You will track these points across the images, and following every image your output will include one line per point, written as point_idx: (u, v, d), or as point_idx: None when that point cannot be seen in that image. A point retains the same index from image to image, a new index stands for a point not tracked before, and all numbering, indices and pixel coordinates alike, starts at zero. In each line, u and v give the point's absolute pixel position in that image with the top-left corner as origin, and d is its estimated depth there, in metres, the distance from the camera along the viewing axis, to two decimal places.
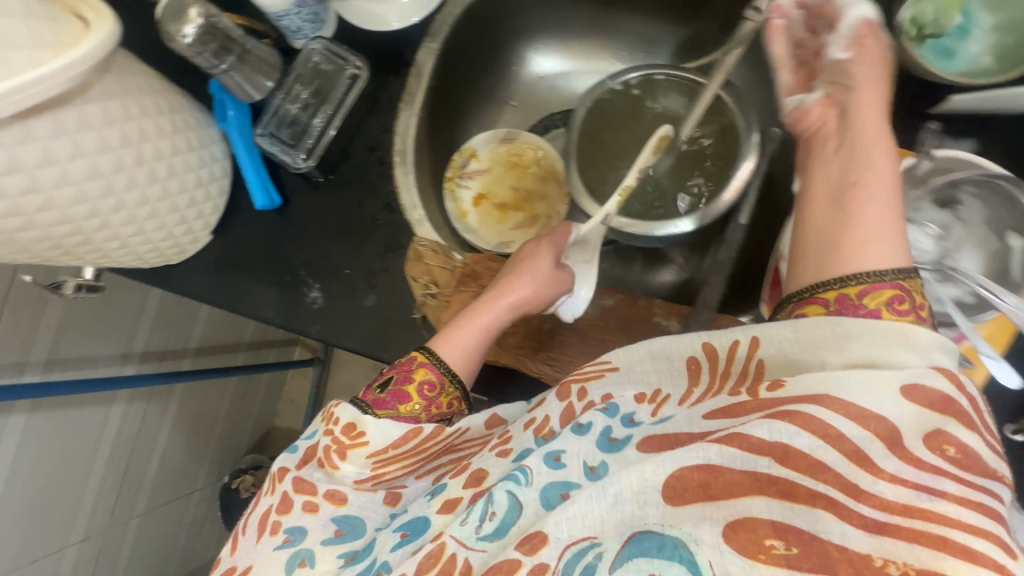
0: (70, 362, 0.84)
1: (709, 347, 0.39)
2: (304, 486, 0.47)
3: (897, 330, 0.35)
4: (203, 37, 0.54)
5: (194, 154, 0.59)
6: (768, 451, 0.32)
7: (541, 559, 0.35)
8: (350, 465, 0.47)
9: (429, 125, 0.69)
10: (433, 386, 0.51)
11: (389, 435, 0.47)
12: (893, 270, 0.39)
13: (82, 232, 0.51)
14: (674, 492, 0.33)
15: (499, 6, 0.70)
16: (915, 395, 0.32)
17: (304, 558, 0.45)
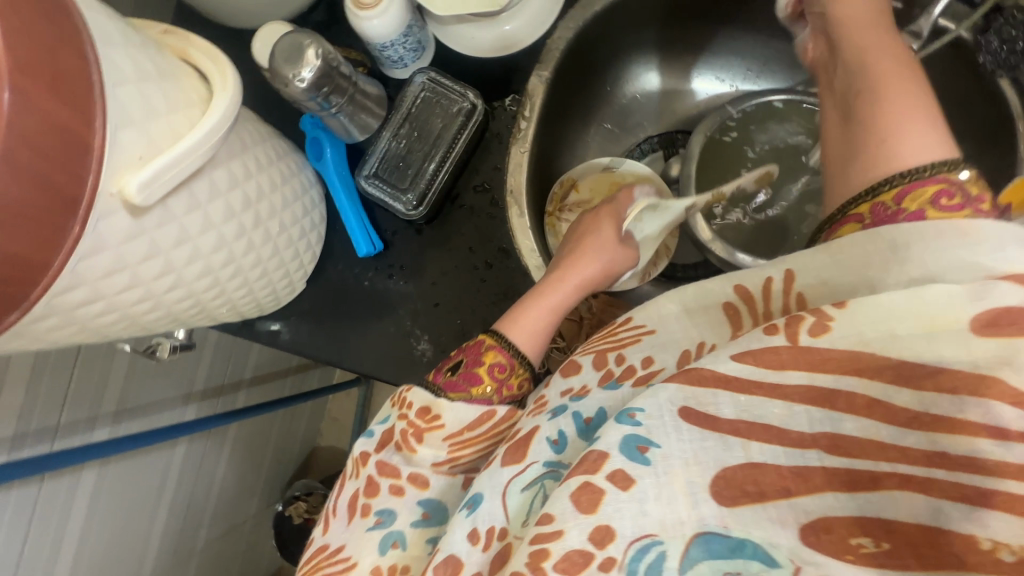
0: (137, 410, 0.80)
1: (739, 289, 0.35)
2: (386, 467, 0.43)
3: (943, 232, 0.31)
4: (320, 80, 0.48)
5: (299, 204, 0.54)
6: (814, 442, 0.28)
7: (608, 553, 0.29)
8: (428, 448, 0.43)
9: (536, 159, 0.63)
10: (504, 366, 0.46)
11: (467, 417, 0.43)
12: (922, 164, 0.34)
13: (198, 303, 0.47)
14: (724, 495, 0.29)
15: (609, 26, 0.64)
16: (978, 322, 0.27)
17: (396, 541, 0.41)
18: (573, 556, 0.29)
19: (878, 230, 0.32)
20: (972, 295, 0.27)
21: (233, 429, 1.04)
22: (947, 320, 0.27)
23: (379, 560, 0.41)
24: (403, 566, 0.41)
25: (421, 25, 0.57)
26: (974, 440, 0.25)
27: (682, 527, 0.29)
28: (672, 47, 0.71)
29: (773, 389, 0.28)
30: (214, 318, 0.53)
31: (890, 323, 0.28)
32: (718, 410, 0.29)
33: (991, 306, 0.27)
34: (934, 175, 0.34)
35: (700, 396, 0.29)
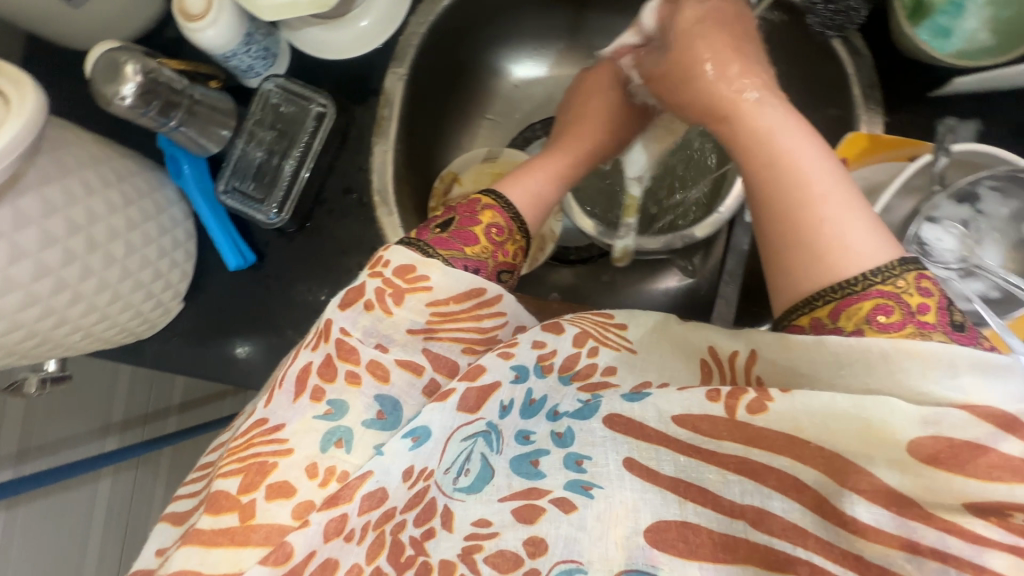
0: (45, 448, 0.78)
1: (712, 352, 0.34)
2: (346, 350, 0.36)
3: (894, 357, 0.28)
4: (145, 96, 0.48)
5: (152, 223, 0.53)
6: (741, 513, 0.31)
7: (536, 565, 0.35)
8: (405, 312, 0.37)
9: (405, 154, 0.64)
10: (496, 228, 0.45)
11: (456, 287, 0.38)
12: (861, 274, 0.31)
13: (38, 334, 0.46)
14: (657, 539, 0.33)
15: (467, 16, 0.64)
16: (914, 450, 0.26)
17: (341, 440, 0.35)
18: (508, 554, 0.35)
19: (830, 341, 0.29)
20: (900, 427, 0.26)
21: (166, 456, 1.02)
22: (886, 433, 0.27)
23: (317, 458, 0.34)
24: (341, 469, 0.34)
25: (266, 31, 0.56)
26: (887, 553, 0.27)
27: (610, 563, 0.34)
28: (543, 34, 0.71)
29: (710, 455, 0.31)
30: (74, 347, 0.53)
31: (825, 417, 0.27)
32: (658, 465, 0.33)
33: (931, 435, 0.26)
34: (886, 283, 0.31)
35: (644, 449, 0.33)
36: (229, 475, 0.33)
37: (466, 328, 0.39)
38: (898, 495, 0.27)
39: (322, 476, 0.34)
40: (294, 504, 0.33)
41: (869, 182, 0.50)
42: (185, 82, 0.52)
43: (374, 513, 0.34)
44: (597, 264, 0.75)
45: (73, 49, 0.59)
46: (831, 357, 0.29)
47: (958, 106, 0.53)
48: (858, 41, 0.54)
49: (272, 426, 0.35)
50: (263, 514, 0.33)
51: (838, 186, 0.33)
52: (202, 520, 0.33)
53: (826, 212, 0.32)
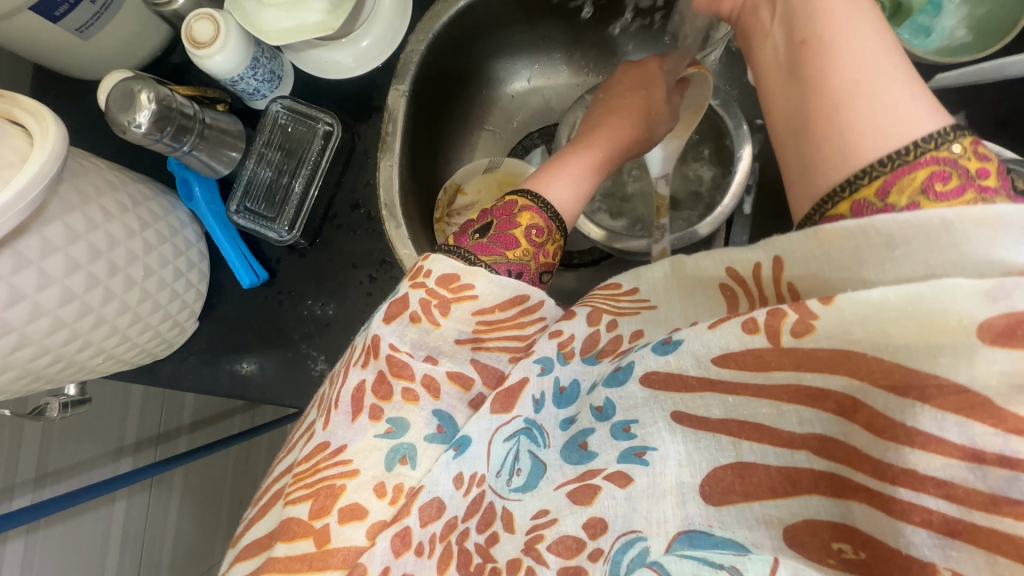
0: (62, 472, 0.78)
1: (732, 273, 0.31)
2: (398, 365, 0.37)
3: (957, 226, 0.25)
4: (159, 122, 0.49)
5: (168, 245, 0.55)
6: (803, 444, 0.28)
7: (599, 544, 0.33)
8: (451, 322, 0.38)
9: (409, 167, 0.65)
10: (536, 228, 0.45)
11: (501, 295, 0.39)
12: (912, 143, 0.29)
13: (63, 358, 0.47)
14: (710, 492, 0.30)
15: (466, 32, 0.66)
16: (983, 331, 0.22)
17: (404, 457, 0.36)
18: (569, 541, 0.34)
19: (876, 219, 0.26)
20: (975, 308, 0.22)
21: (179, 475, 1.02)
22: (949, 324, 0.23)
23: (383, 476, 0.35)
24: (409, 485, 0.35)
25: (270, 55, 0.58)
26: (944, 461, 0.24)
27: (665, 526, 0.31)
28: (537, 45, 0.73)
29: (760, 390, 0.28)
30: (96, 370, 0.54)
31: (884, 324, 0.24)
32: (705, 411, 0.30)
33: (1003, 312, 0.22)
34: (941, 147, 0.29)
35: (688, 400, 0.31)
36: (299, 501, 0.34)
37: (509, 337, 0.39)
38: (980, 403, 0.22)
39: (391, 494, 0.35)
40: (366, 524, 0.34)
41: None
42: (196, 107, 0.54)
43: (438, 523, 0.35)
44: (601, 267, 0.77)
45: (80, 79, 0.60)
46: (892, 277, 0.26)
47: (943, 100, 0.56)
48: None
49: (335, 448, 0.35)
50: (338, 537, 0.33)
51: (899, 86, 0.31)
52: (276, 548, 0.33)
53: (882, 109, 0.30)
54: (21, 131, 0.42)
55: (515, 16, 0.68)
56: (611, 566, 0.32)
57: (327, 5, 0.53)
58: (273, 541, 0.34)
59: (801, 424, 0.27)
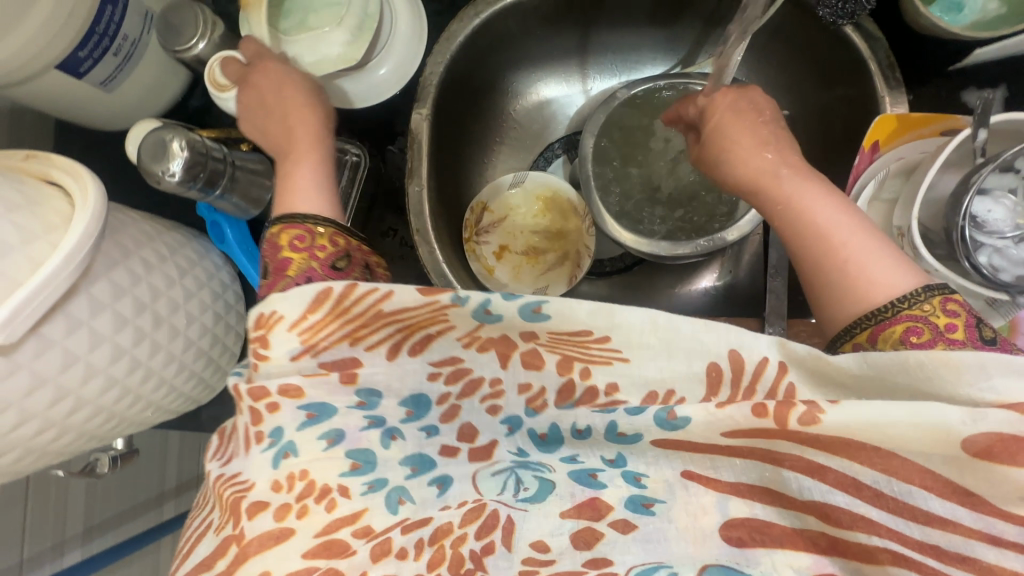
0: (109, 523, 0.78)
1: (737, 359, 0.32)
2: (257, 390, 0.34)
3: (928, 365, 0.29)
4: (192, 169, 0.49)
5: (206, 290, 0.54)
6: (811, 509, 0.33)
7: (611, 563, 0.34)
8: (278, 350, 0.34)
9: (437, 191, 0.64)
10: (303, 235, 0.43)
11: (304, 297, 0.33)
12: (891, 303, 0.37)
13: (114, 415, 0.47)
14: (733, 537, 0.35)
15: (484, 49, 0.66)
16: (968, 446, 0.28)
17: (288, 451, 0.33)
18: (565, 571, 0.35)
19: (870, 354, 0.30)
20: (958, 427, 0.27)
21: None
22: (944, 431, 0.28)
23: (275, 474, 0.32)
24: (303, 472, 0.32)
25: None
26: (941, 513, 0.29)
27: (690, 559, 0.34)
28: (551, 56, 0.72)
29: (765, 455, 0.33)
30: (143, 423, 0.53)
31: (881, 419, 0.29)
32: (718, 473, 0.35)
33: (982, 431, 0.27)
34: (914, 307, 0.36)
35: (701, 462, 0.35)
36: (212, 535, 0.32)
37: (343, 324, 0.34)
38: (970, 493, 0.29)
39: (287, 484, 0.32)
40: (273, 511, 0.31)
41: (906, 160, 0.51)
42: (224, 150, 0.53)
43: (423, 528, 0.34)
44: (632, 273, 0.76)
45: (103, 130, 0.60)
46: (873, 370, 0.31)
47: (982, 74, 0.54)
48: (870, 26, 0.55)
49: (230, 477, 0.33)
50: (251, 530, 0.31)
51: (859, 234, 0.39)
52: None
53: (849, 254, 0.39)
54: (60, 192, 0.41)
55: (527, 28, 0.67)
56: None
57: (347, 36, 0.53)
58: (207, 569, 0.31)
59: (804, 493, 0.33)
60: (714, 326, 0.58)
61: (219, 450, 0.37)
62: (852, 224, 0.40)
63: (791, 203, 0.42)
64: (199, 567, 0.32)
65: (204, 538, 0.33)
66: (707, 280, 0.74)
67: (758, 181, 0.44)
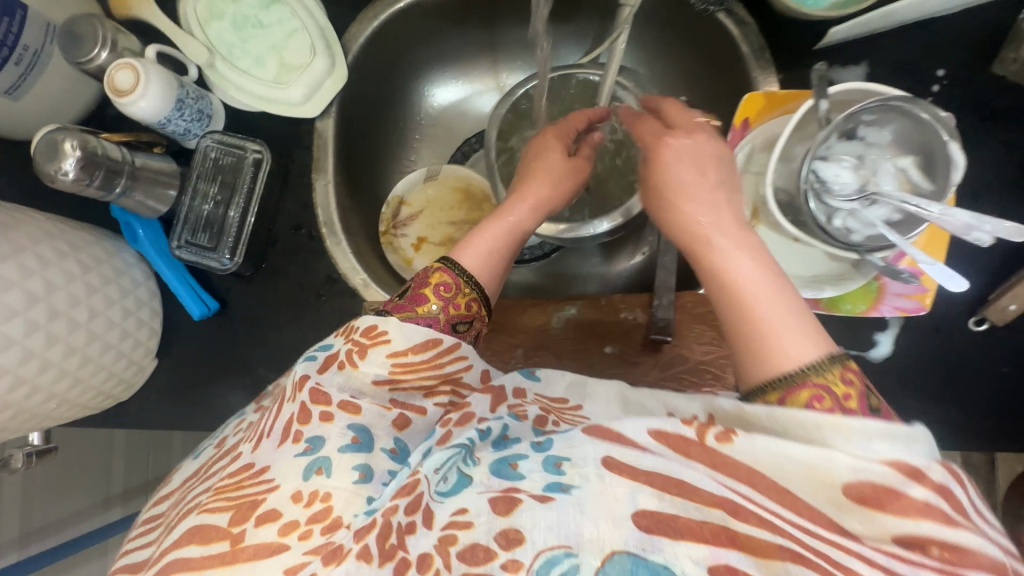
0: (48, 528, 0.79)
1: (674, 416, 0.39)
2: (319, 394, 0.40)
3: (824, 429, 0.31)
4: (86, 167, 0.51)
5: (113, 286, 0.56)
6: (721, 503, 0.31)
7: (515, 556, 0.32)
8: (369, 365, 0.42)
9: (348, 187, 0.67)
10: (449, 285, 0.50)
11: (413, 339, 0.43)
12: (803, 367, 0.36)
13: (12, 405, 0.48)
14: (646, 524, 0.31)
15: (391, 51, 0.69)
16: (847, 490, 0.30)
17: (321, 466, 0.37)
18: (473, 547, 0.33)
19: (776, 413, 0.33)
20: (840, 471, 0.30)
21: None
22: (829, 476, 0.30)
23: (302, 484, 0.36)
24: (324, 491, 0.36)
25: (196, 95, 0.60)
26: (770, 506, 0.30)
27: (601, 541, 0.31)
28: (462, 56, 0.76)
29: (681, 455, 0.33)
30: (51, 416, 0.55)
31: (782, 450, 0.31)
32: (635, 462, 0.33)
33: (858, 479, 0.29)
34: (821, 375, 0.35)
35: (622, 452, 0.34)
36: (218, 510, 0.36)
37: (431, 375, 0.43)
38: (846, 530, 0.29)
39: (306, 499, 0.36)
40: (280, 524, 0.35)
41: (771, 135, 0.54)
42: (125, 151, 0.55)
43: (371, 535, 0.34)
44: (551, 260, 0.78)
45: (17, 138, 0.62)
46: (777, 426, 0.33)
47: (845, 52, 0.57)
48: (739, 12, 0.58)
49: (257, 468, 0.38)
50: (251, 537, 0.34)
51: (786, 309, 0.38)
52: (188, 549, 0.35)
53: (748, 291, 0.39)
54: None
55: (432, 29, 0.70)
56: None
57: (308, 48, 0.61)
58: (184, 544, 0.35)
59: (720, 486, 0.31)
60: (609, 302, 0.60)
61: (247, 438, 0.42)
62: (778, 300, 0.38)
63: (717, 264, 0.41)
64: (174, 546, 0.36)
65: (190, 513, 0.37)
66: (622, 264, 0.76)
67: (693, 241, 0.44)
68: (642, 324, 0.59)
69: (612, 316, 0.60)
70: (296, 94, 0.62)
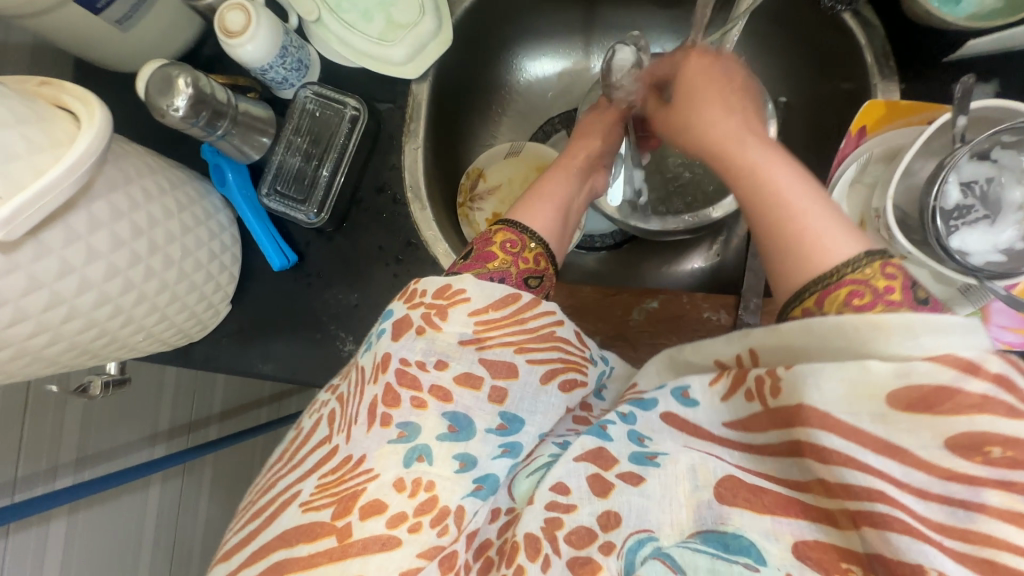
0: (101, 455, 0.81)
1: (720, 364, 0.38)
2: (408, 377, 0.39)
3: (863, 329, 0.30)
4: (196, 106, 0.51)
5: (203, 227, 0.56)
6: (808, 487, 0.32)
7: (610, 538, 0.34)
8: (453, 326, 0.41)
9: (434, 154, 0.66)
10: (517, 241, 0.49)
11: (493, 296, 0.42)
12: (835, 267, 0.35)
13: (107, 333, 0.49)
14: (725, 495, 0.33)
15: (490, 18, 0.67)
16: (892, 400, 0.28)
17: (421, 454, 0.37)
18: (580, 531, 0.35)
19: (812, 322, 0.32)
20: (889, 378, 0.28)
21: (209, 464, 1.05)
22: (878, 389, 0.28)
23: (403, 473, 0.36)
24: (427, 479, 0.37)
25: (298, 44, 0.59)
26: (901, 493, 0.27)
27: (681, 527, 0.33)
28: (556, 31, 0.74)
29: (745, 446, 0.35)
30: (136, 349, 0.56)
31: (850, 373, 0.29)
32: (718, 455, 0.35)
33: (904, 385, 0.27)
34: (857, 271, 0.34)
35: (701, 446, 0.36)
36: (321, 506, 0.36)
37: (516, 333, 0.42)
38: (905, 453, 0.27)
39: (410, 489, 0.36)
40: (387, 516, 0.35)
41: (890, 145, 0.52)
42: (229, 94, 0.55)
43: (471, 545, 0.38)
44: (622, 251, 0.77)
45: (117, 70, 0.63)
46: (816, 338, 0.32)
47: (978, 67, 0.54)
48: (868, 13, 0.56)
49: (354, 458, 0.37)
50: (360, 530, 0.35)
51: (815, 204, 0.37)
52: (299, 546, 0.35)
53: (806, 225, 0.37)
54: (68, 113, 0.43)
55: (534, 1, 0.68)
56: (625, 559, 0.33)
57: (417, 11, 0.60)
58: (295, 543, 0.35)
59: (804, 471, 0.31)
60: (691, 299, 0.59)
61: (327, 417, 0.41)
62: (800, 200, 0.38)
63: (755, 170, 0.40)
64: (281, 539, 0.35)
65: (289, 506, 0.36)
66: (694, 262, 0.75)
67: (724, 148, 0.43)
68: (724, 326, 0.58)
69: (693, 315, 0.58)
70: (397, 54, 0.60)
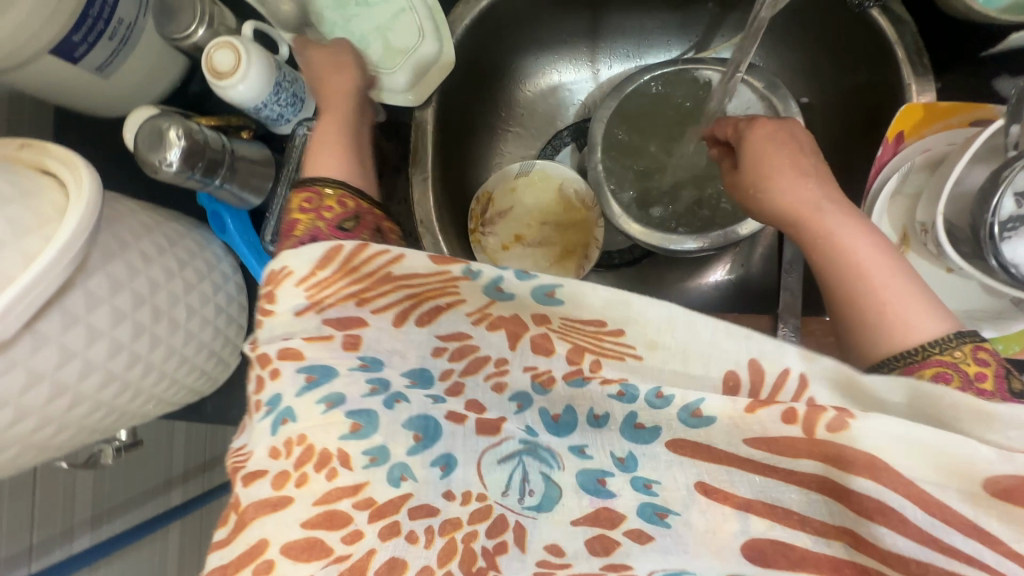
0: (116, 510, 0.79)
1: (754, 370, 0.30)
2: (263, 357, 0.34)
3: (963, 410, 0.27)
4: (190, 158, 0.48)
5: (206, 282, 0.53)
6: (839, 536, 0.29)
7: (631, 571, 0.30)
8: (283, 304, 0.34)
9: (441, 181, 0.62)
10: (313, 196, 0.42)
11: (314, 255, 0.34)
12: (920, 346, 0.35)
13: (115, 409, 0.46)
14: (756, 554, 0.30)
15: (493, 32, 0.63)
16: (989, 484, 0.25)
17: (285, 416, 0.32)
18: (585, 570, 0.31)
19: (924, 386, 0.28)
20: (988, 459, 0.25)
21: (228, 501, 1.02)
22: (971, 467, 0.25)
23: (274, 440, 0.31)
24: (299, 436, 0.31)
25: (292, 77, 0.55)
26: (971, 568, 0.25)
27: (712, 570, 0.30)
28: (560, 40, 0.70)
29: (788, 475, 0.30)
30: (146, 416, 0.53)
31: (968, 463, 0.25)
32: (733, 487, 0.31)
33: (1013, 473, 0.24)
34: (944, 353, 0.34)
35: (714, 472, 0.32)
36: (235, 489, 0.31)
37: (352, 282, 0.34)
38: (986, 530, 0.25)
39: (285, 450, 0.31)
40: (270, 478, 0.30)
41: (932, 152, 0.49)
42: (222, 138, 0.52)
43: (433, 518, 0.31)
44: (642, 265, 0.74)
45: (101, 116, 0.59)
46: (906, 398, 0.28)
47: (1015, 63, 0.51)
48: (897, 8, 0.52)
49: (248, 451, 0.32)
50: (249, 498, 0.30)
51: (896, 279, 0.37)
52: (211, 558, 0.29)
53: (886, 298, 0.36)
54: (55, 184, 0.40)
55: (537, 10, 0.65)
56: None
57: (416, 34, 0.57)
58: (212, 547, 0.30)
59: (833, 517, 0.29)
60: None
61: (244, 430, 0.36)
62: (865, 250, 0.38)
63: (834, 238, 0.39)
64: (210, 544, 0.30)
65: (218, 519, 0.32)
66: (719, 273, 0.72)
67: (797, 217, 0.41)
68: None
69: None
70: (398, 81, 0.57)
